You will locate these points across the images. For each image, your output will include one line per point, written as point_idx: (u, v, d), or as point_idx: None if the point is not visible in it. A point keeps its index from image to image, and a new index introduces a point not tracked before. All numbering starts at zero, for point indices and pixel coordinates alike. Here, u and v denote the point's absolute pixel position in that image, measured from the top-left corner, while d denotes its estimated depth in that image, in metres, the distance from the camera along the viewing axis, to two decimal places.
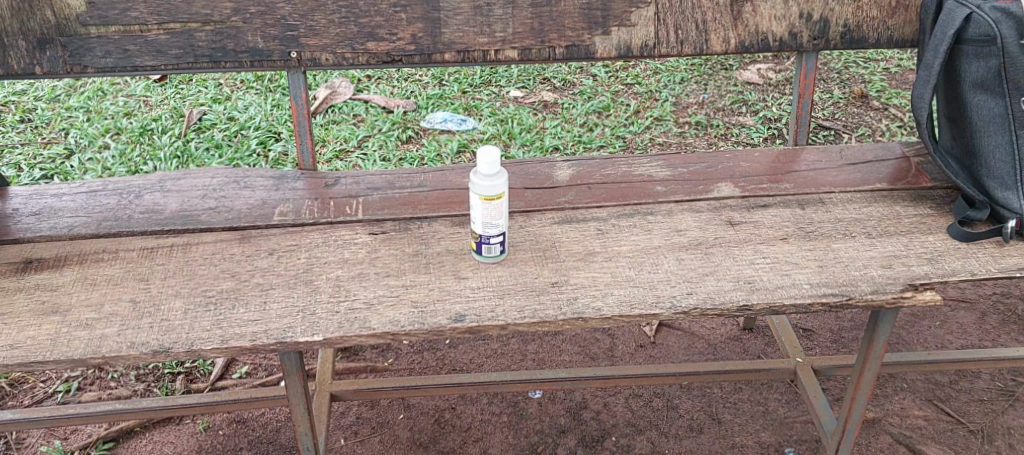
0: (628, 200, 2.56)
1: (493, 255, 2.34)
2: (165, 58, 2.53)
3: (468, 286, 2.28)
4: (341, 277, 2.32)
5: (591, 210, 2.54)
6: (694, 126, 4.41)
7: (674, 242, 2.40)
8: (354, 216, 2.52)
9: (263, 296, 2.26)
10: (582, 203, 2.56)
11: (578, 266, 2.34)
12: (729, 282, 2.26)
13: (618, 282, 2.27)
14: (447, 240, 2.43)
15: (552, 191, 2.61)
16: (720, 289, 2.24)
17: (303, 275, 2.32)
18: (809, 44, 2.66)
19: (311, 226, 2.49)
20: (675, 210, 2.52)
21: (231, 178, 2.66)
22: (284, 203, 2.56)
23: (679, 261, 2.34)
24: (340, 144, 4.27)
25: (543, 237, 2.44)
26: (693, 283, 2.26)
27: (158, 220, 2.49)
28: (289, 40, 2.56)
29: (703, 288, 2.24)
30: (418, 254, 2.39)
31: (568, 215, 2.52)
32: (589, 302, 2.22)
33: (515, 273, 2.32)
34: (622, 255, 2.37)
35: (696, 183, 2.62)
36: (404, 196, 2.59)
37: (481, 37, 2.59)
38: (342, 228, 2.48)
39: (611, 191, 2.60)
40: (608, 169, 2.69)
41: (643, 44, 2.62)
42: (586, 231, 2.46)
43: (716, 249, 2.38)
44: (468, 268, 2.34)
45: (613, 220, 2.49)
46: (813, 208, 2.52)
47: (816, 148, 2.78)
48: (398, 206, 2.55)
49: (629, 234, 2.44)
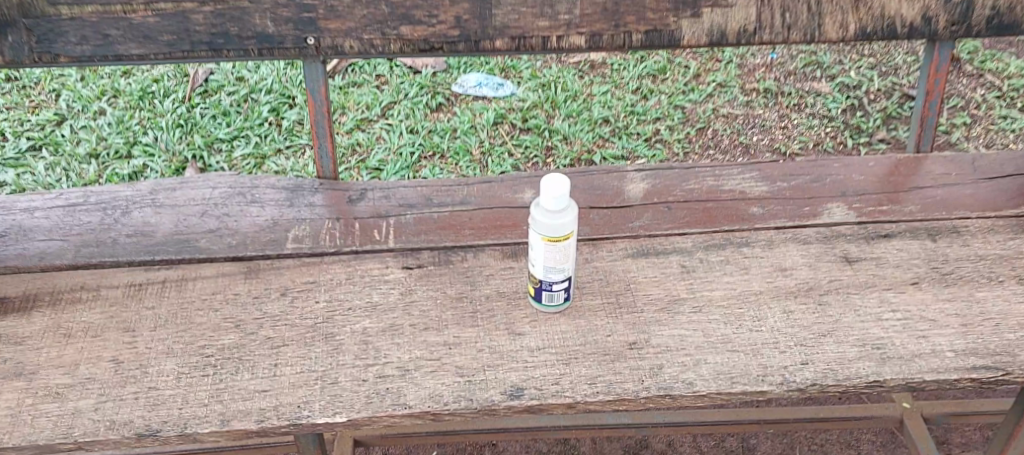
0: (717, 227, 2.10)
1: (555, 303, 1.90)
2: (154, 45, 2.05)
3: (526, 347, 1.85)
4: (369, 329, 1.88)
5: (672, 239, 2.08)
6: (763, 94, 3.89)
7: (776, 288, 1.96)
8: (383, 244, 2.07)
9: (274, 354, 1.83)
10: (661, 229, 2.10)
11: (661, 320, 1.90)
12: (853, 347, 1.83)
13: (713, 347, 1.84)
14: (498, 279, 2.00)
15: (623, 212, 2.14)
16: (842, 358, 1.81)
17: (324, 325, 1.89)
18: (946, 31, 2.13)
19: (333, 257, 2.04)
20: (775, 242, 2.06)
21: (238, 188, 2.20)
22: (299, 224, 2.11)
23: (785, 315, 1.90)
24: (362, 111, 3.80)
25: (616, 277, 2.00)
26: (805, 348, 1.83)
27: (148, 247, 2.05)
28: (306, 24, 2.07)
29: (821, 357, 1.82)
30: (463, 300, 1.95)
31: (644, 246, 2.06)
32: (677, 373, 1.78)
33: (583, 328, 1.89)
34: (714, 307, 1.92)
35: (799, 204, 2.15)
36: (444, 218, 2.14)
37: (541, 21, 2.09)
38: (370, 260, 2.04)
39: (696, 212, 2.14)
40: (690, 180, 2.22)
41: (740, 30, 2.11)
42: (667, 270, 2.01)
43: (830, 299, 1.93)
44: (524, 320, 1.90)
45: (699, 254, 2.04)
46: (947, 241, 2.05)
47: (941, 156, 2.29)
48: (436, 232, 2.10)
49: (721, 274, 2.00)
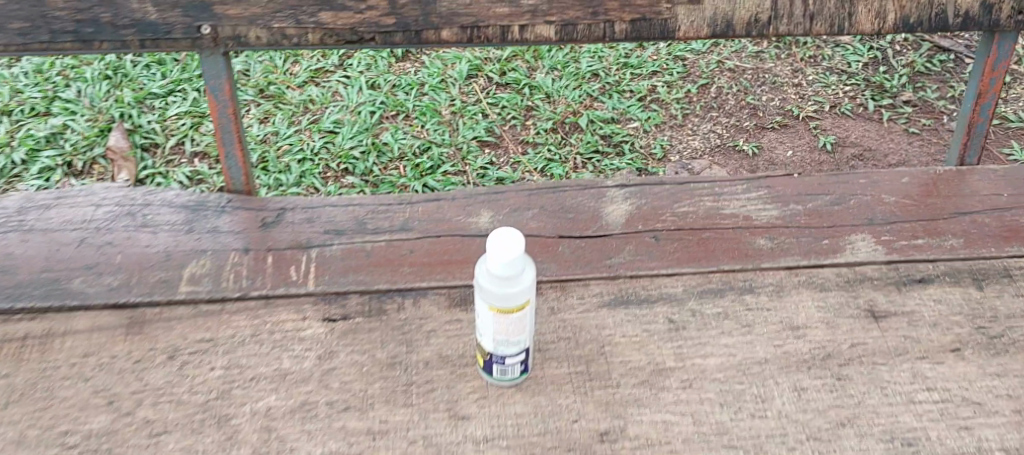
0: (714, 266, 1.70)
1: (509, 377, 1.53)
2: (3, 36, 1.60)
3: (471, 437, 1.48)
4: (274, 410, 1.52)
5: (659, 282, 1.69)
6: (774, 43, 3.43)
7: (785, 356, 1.59)
8: (301, 288, 1.67)
9: (152, 446, 1.47)
10: (644, 268, 1.70)
11: (642, 400, 1.53)
12: (879, 444, 1.48)
13: (704, 440, 1.48)
14: (442, 338, 1.60)
15: (600, 243, 1.74)
16: None
17: (218, 404, 1.53)
18: (1009, 21, 1.71)
19: (236, 305, 1.65)
20: (785, 287, 1.68)
21: (127, 207, 1.80)
22: (198, 257, 1.71)
23: (796, 394, 1.54)
24: (318, 61, 3.33)
25: (587, 335, 1.61)
26: (819, 444, 1.48)
27: (9, 290, 1.65)
28: (198, 10, 1.62)
29: None
30: (396, 367, 1.57)
31: (623, 292, 1.67)
32: None
33: (543, 411, 1.52)
34: (708, 382, 1.55)
35: (815, 235, 1.75)
36: (379, 250, 1.72)
37: (498, 6, 1.65)
38: (283, 308, 1.64)
39: (691, 244, 1.74)
40: (682, 201, 1.81)
41: (751, 20, 1.68)
42: (651, 325, 1.63)
43: (849, 371, 1.57)
44: (472, 397, 1.53)
45: (692, 304, 1.66)
46: (997, 290, 1.66)
47: (992, 170, 1.88)
48: (367, 270, 1.69)
49: (717, 334, 1.62)
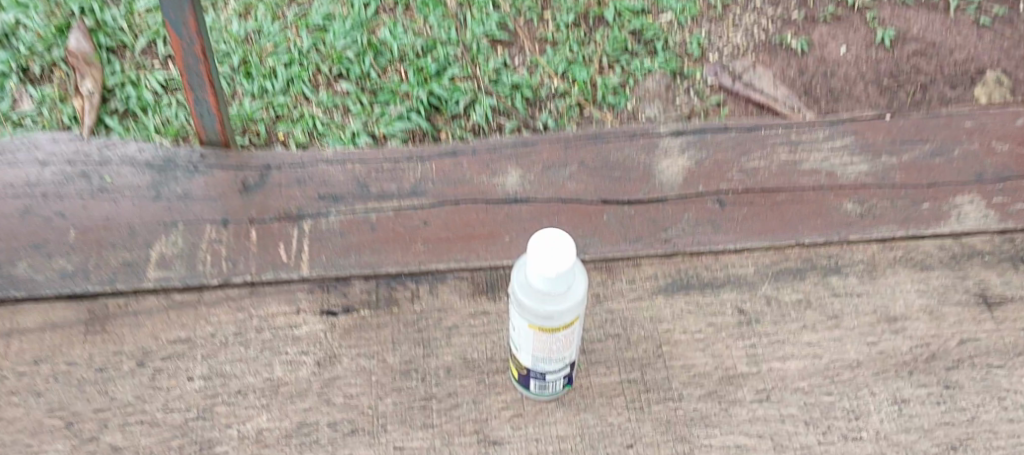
0: (792, 238, 1.42)
1: (550, 391, 1.26)
2: None
3: None
4: (266, 435, 1.27)
5: (725, 261, 1.40)
6: None
7: (880, 357, 1.34)
8: (293, 273, 1.38)
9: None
10: (708, 244, 1.41)
11: (710, 417, 1.28)
12: None
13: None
14: (467, 338, 1.33)
15: (654, 210, 1.44)
16: None
17: (199, 426, 1.27)
18: None
19: (216, 295, 1.37)
20: (878, 266, 1.41)
21: (80, 166, 1.47)
22: (168, 233, 1.41)
23: (896, 409, 1.30)
24: None
25: (643, 331, 1.34)
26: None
27: None
28: None
29: None
30: (412, 376, 1.30)
31: (681, 274, 1.39)
32: None
33: (590, 431, 1.27)
34: (789, 393, 1.30)
35: (912, 199, 1.46)
36: (385, 222, 1.42)
37: None
38: (273, 299, 1.36)
39: (764, 211, 1.44)
40: (752, 153, 1.50)
41: None
42: (718, 318, 1.35)
43: (958, 376, 1.33)
44: (505, 415, 1.27)
45: (766, 290, 1.38)
46: None
47: None
48: (372, 247, 1.40)
49: (798, 329, 1.35)
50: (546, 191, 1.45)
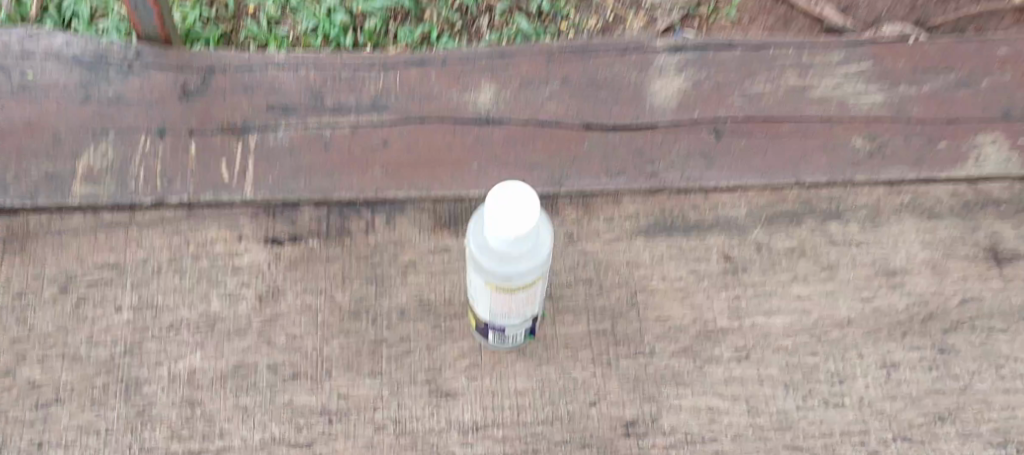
0: (792, 179, 1.28)
1: (510, 343, 1.16)
2: None
3: (456, 423, 1.14)
4: (199, 376, 1.17)
5: (715, 200, 1.27)
6: None
7: (874, 315, 1.21)
8: (236, 194, 1.25)
9: (40, 422, 1.14)
10: (697, 181, 1.27)
11: (681, 376, 1.17)
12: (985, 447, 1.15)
13: (759, 437, 1.14)
14: (424, 278, 1.21)
15: (641, 138, 1.30)
16: None
17: (126, 362, 1.17)
18: None
19: (150, 215, 1.25)
20: (883, 213, 1.27)
21: None
22: (96, 143, 1.27)
23: (884, 375, 1.18)
24: None
25: (617, 278, 1.22)
26: (908, 446, 1.15)
27: None
28: None
29: None
30: (361, 317, 1.19)
31: (665, 214, 1.26)
32: None
33: (552, 387, 1.16)
34: (770, 352, 1.19)
35: (927, 137, 1.31)
36: (340, 141, 1.28)
37: None
38: (213, 223, 1.24)
39: (764, 145, 1.30)
40: (757, 76, 1.34)
41: None
42: (702, 265, 1.23)
43: (956, 340, 1.21)
44: (460, 365, 1.17)
45: (757, 235, 1.25)
46: None
47: None
48: (325, 169, 1.26)
49: (788, 281, 1.23)
50: (522, 112, 1.31)
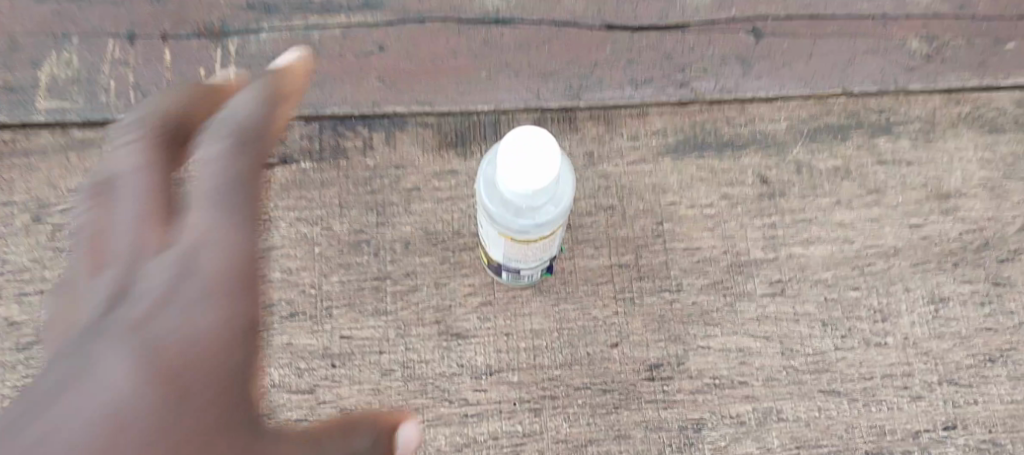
0: (840, 87, 1.14)
1: (524, 281, 1.06)
2: None
3: (469, 367, 1.07)
4: None
5: (752, 113, 1.14)
6: None
7: (924, 244, 1.11)
8: None
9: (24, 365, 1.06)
10: (733, 91, 1.14)
11: (711, 315, 1.08)
12: None
13: (794, 381, 1.07)
14: (430, 206, 1.11)
15: (671, 41, 1.15)
16: (1013, 414, 1.07)
17: None
18: None
19: None
20: (940, 125, 1.14)
21: None
22: (59, 49, 1.13)
23: (930, 311, 1.09)
24: None
25: (641, 205, 1.11)
26: (953, 389, 1.07)
27: None
28: None
29: (973, 414, 1.07)
30: (362, 250, 1.09)
31: (696, 129, 1.13)
32: (730, 441, 1.05)
33: (571, 327, 1.08)
34: (808, 286, 1.09)
35: (996, 36, 1.15)
36: (331, 46, 1.14)
37: None
38: None
39: (809, 47, 1.15)
40: None
41: None
42: (735, 189, 1.12)
43: (1011, 272, 1.11)
44: (471, 303, 1.08)
45: (798, 154, 1.13)
46: None
47: None
48: (315, 81, 1.13)
49: (831, 206, 1.12)
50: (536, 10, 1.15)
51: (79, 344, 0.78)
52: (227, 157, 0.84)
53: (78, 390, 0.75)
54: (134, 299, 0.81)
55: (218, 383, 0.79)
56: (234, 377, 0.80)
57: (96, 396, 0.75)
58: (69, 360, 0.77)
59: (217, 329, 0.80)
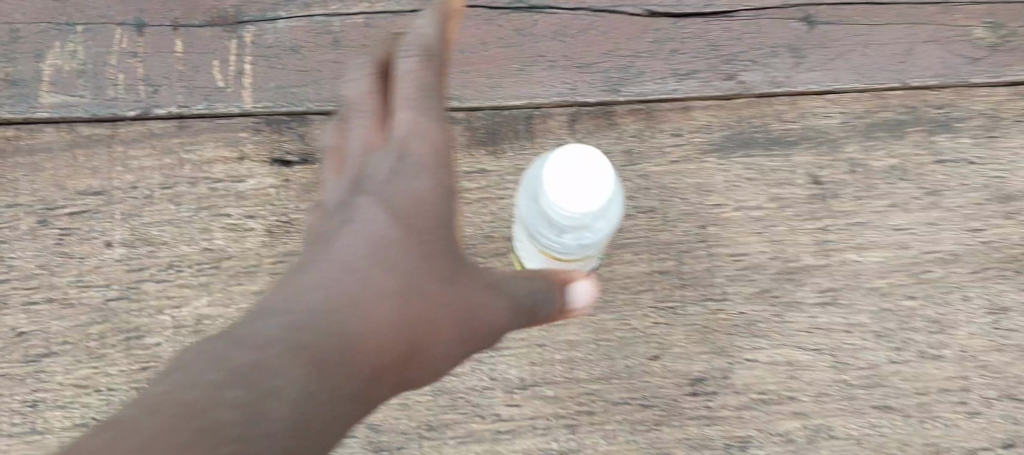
0: (897, 80, 1.06)
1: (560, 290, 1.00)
2: None
3: (501, 381, 1.01)
4: (208, 324, 1.02)
5: (802, 107, 1.06)
6: None
7: (986, 250, 1.04)
8: (234, 104, 1.06)
9: (35, 377, 1.01)
10: (782, 84, 1.06)
11: (758, 325, 1.02)
12: None
13: (845, 396, 1.01)
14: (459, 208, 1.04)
15: (716, 29, 1.07)
16: None
17: (125, 308, 1.02)
18: None
19: (133, 130, 1.05)
20: (1004, 121, 1.06)
21: None
22: (64, 40, 1.06)
23: (991, 322, 1.03)
24: None
25: (684, 206, 1.04)
26: (1014, 405, 1.02)
27: None
28: None
29: None
30: None
31: (742, 126, 1.06)
32: None
33: (609, 337, 1.02)
34: (861, 295, 1.03)
35: None
36: (353, 36, 1.07)
37: None
38: (208, 139, 1.05)
39: (863, 36, 1.07)
40: None
41: None
42: (784, 190, 1.05)
43: None
44: None
45: (852, 152, 1.06)
46: None
47: None
48: (336, 74, 1.06)
49: (887, 209, 1.05)
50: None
51: (337, 212, 0.82)
52: (424, 73, 0.84)
53: (341, 240, 0.80)
54: (371, 174, 0.83)
55: (435, 232, 0.82)
56: (438, 253, 0.82)
57: (357, 242, 0.79)
58: (334, 218, 0.82)
59: (432, 194, 0.82)
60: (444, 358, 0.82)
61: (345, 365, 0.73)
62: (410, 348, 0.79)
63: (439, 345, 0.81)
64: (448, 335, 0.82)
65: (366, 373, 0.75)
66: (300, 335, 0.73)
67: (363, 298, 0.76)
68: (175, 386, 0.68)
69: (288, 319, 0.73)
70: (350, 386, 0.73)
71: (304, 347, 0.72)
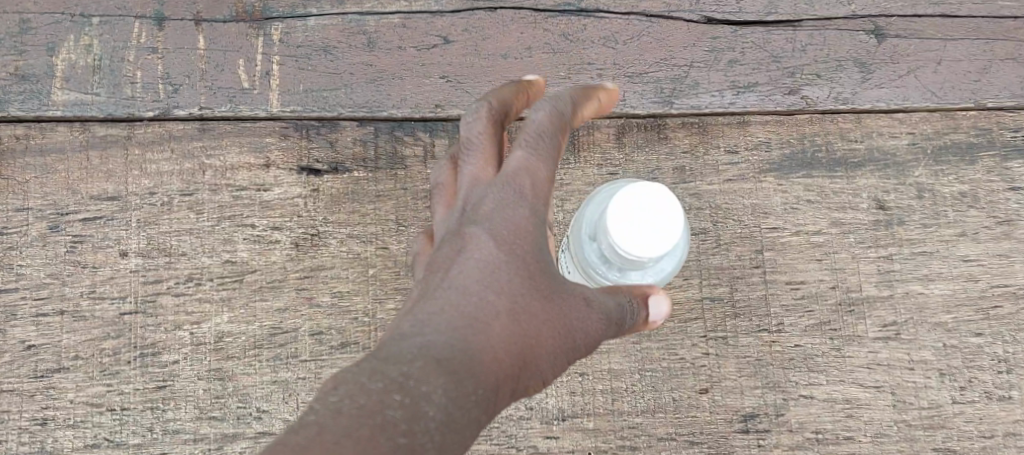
0: (972, 99, 1.00)
1: None
2: None
3: (539, 411, 0.95)
4: (228, 342, 0.96)
5: (867, 125, 1.00)
6: None
7: None
8: (261, 106, 0.99)
9: (43, 394, 0.94)
10: (850, 101, 1.00)
11: (815, 359, 0.96)
12: None
13: (906, 437, 0.95)
14: None
15: (777, 40, 1.01)
16: None
17: (140, 323, 0.96)
18: None
19: (151, 131, 0.98)
20: None
21: None
22: (79, 33, 0.99)
23: None
24: None
25: (739, 229, 0.97)
26: None
27: None
28: None
29: None
30: None
31: (804, 144, 0.99)
32: None
33: (656, 367, 0.95)
34: (925, 330, 0.96)
35: None
36: (389, 37, 1.00)
37: None
38: (231, 143, 0.98)
39: (934, 52, 1.01)
40: None
41: None
42: (847, 214, 0.98)
43: None
44: None
45: (919, 176, 0.99)
46: None
47: None
48: (372, 77, 0.99)
49: (954, 238, 0.98)
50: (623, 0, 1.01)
51: (448, 239, 0.77)
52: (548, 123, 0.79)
53: (455, 265, 0.75)
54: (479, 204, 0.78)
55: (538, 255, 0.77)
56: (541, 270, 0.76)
57: (472, 265, 0.75)
58: (446, 246, 0.77)
59: (535, 219, 0.77)
60: (557, 375, 0.76)
61: (463, 383, 0.68)
62: (523, 368, 0.73)
63: (550, 362, 0.75)
64: (561, 348, 0.75)
65: (491, 384, 0.70)
66: (434, 352, 0.69)
67: (471, 324, 0.72)
68: (337, 393, 0.65)
69: (402, 346, 0.69)
70: (478, 391, 0.69)
71: (437, 359, 0.69)
